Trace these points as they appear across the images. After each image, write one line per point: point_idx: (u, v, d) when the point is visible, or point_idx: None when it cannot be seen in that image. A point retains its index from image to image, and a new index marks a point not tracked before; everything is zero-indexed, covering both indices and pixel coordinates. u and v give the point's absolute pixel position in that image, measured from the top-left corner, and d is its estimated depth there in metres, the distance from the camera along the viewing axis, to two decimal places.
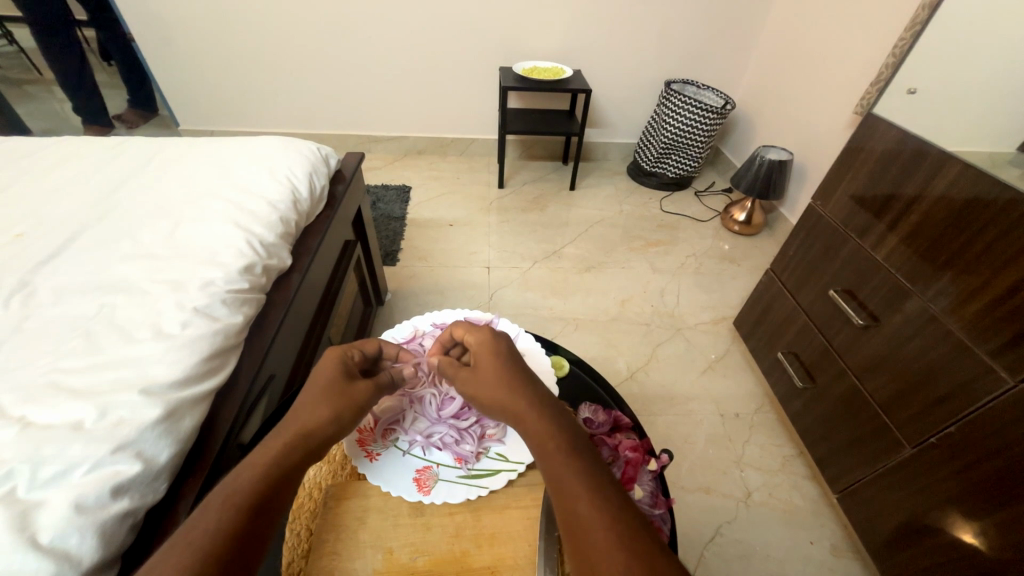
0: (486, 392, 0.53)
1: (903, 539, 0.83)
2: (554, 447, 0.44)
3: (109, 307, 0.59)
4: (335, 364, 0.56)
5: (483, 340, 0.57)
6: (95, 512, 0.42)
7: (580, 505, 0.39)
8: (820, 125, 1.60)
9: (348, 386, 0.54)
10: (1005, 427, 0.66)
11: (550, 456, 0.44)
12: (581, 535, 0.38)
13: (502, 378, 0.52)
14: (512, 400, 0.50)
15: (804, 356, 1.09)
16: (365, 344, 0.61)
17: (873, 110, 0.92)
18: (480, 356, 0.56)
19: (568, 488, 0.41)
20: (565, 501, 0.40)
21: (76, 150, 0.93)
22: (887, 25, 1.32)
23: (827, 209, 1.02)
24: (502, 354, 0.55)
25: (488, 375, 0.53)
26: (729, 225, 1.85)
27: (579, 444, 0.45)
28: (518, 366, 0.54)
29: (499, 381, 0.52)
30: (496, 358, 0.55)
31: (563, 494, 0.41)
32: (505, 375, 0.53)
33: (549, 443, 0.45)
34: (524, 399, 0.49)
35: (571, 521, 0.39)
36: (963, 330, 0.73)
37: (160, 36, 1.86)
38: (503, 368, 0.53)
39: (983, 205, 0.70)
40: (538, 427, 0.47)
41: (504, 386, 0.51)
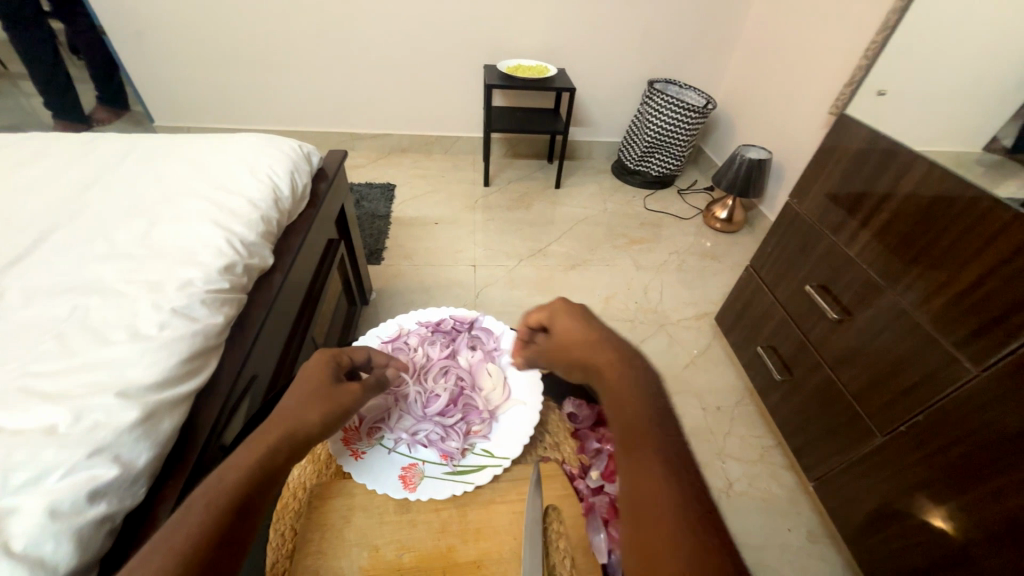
0: (572, 356, 0.53)
1: (876, 524, 0.86)
2: (631, 417, 0.44)
3: (82, 308, 0.57)
4: (323, 365, 0.55)
5: (569, 308, 0.56)
6: (71, 517, 0.41)
7: (647, 480, 0.39)
8: (798, 125, 1.64)
9: (333, 387, 0.54)
10: (970, 415, 0.69)
11: (623, 423, 0.44)
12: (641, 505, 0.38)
13: (590, 344, 0.51)
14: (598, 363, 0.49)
15: (781, 349, 1.12)
16: (353, 351, 0.60)
17: (847, 110, 0.94)
18: (562, 324, 0.55)
19: (639, 458, 0.41)
20: (633, 472, 0.41)
21: (44, 146, 0.90)
22: (861, 28, 1.36)
23: (803, 207, 1.05)
24: (587, 321, 0.54)
25: (576, 345, 0.53)
26: (710, 223, 1.89)
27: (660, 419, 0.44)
28: (608, 332, 0.53)
29: (581, 345, 0.52)
30: (581, 324, 0.54)
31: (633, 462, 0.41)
32: (591, 341, 0.52)
33: (626, 411, 0.45)
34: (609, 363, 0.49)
35: (634, 490, 0.40)
36: (931, 322, 0.76)
37: (133, 29, 1.81)
38: (590, 333, 0.52)
39: (949, 203, 0.74)
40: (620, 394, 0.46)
41: (591, 351, 0.51)
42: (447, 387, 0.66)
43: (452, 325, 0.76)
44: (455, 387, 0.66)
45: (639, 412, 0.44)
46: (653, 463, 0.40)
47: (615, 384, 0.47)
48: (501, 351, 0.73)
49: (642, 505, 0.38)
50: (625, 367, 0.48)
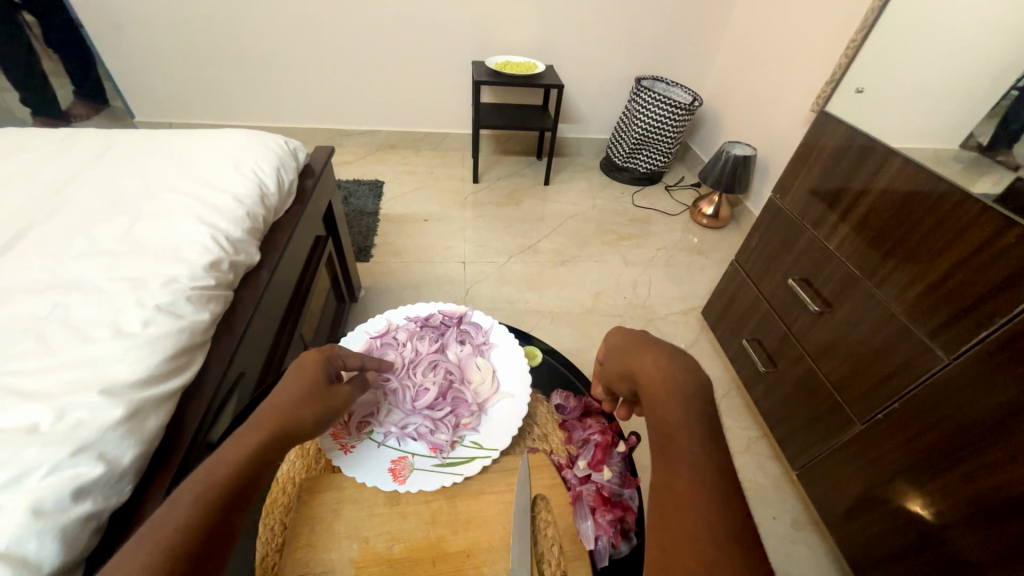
0: (621, 367, 0.54)
1: (857, 509, 0.89)
2: (673, 422, 0.45)
3: (62, 306, 0.56)
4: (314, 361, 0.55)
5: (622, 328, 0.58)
6: (55, 516, 0.41)
7: (682, 482, 0.41)
8: (782, 122, 1.67)
9: (325, 387, 0.54)
10: (944, 400, 0.72)
11: (662, 426, 0.46)
12: (672, 501, 0.40)
13: (642, 355, 0.52)
14: (643, 372, 0.51)
15: (766, 342, 1.15)
16: (348, 352, 0.60)
17: (827, 107, 0.96)
18: (614, 340, 0.58)
19: (675, 460, 0.42)
20: (669, 472, 0.42)
21: (21, 142, 0.88)
22: (841, 27, 1.39)
23: (785, 202, 1.07)
24: (635, 334, 0.56)
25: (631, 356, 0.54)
26: (697, 219, 1.91)
27: (701, 427, 0.45)
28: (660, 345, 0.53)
29: (628, 355, 0.54)
30: (629, 338, 0.56)
31: (669, 462, 0.43)
32: (638, 351, 0.53)
33: (665, 415, 0.46)
34: (655, 373, 0.50)
35: (667, 487, 0.41)
36: (907, 312, 0.78)
37: (112, 23, 1.77)
38: (637, 344, 0.54)
39: (922, 197, 0.76)
40: (663, 402, 0.47)
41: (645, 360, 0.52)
42: (436, 380, 0.66)
43: (440, 320, 0.76)
44: (444, 381, 0.66)
45: (678, 418, 0.45)
46: (690, 466, 0.41)
47: (659, 392, 0.48)
48: (488, 346, 0.74)
49: (675, 503, 0.40)
50: (673, 376, 0.49)
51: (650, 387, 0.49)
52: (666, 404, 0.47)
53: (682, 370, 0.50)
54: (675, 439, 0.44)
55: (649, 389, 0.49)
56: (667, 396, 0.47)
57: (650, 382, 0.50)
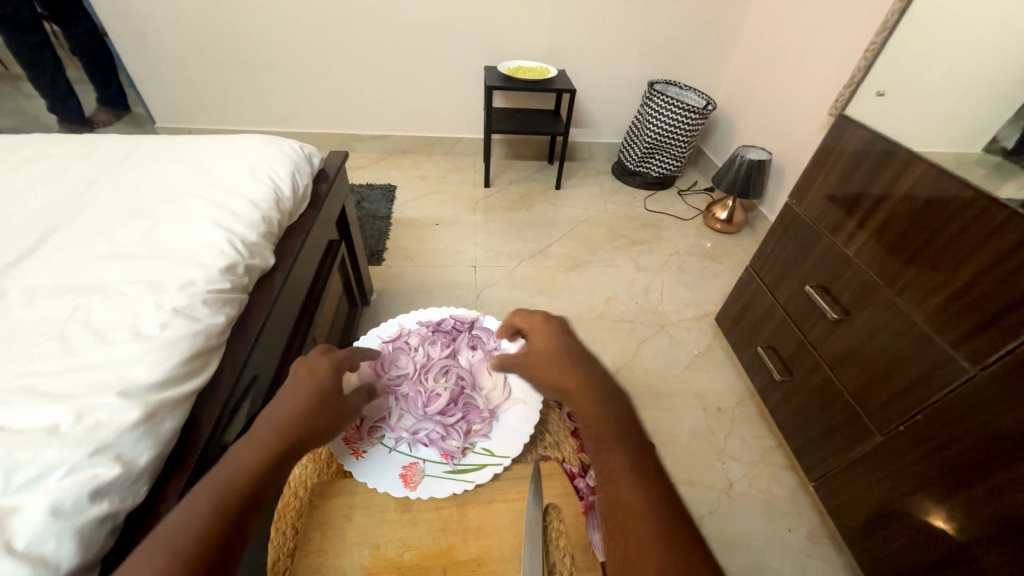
0: (545, 372, 0.57)
1: (876, 524, 0.86)
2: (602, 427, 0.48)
3: (83, 308, 0.57)
4: (326, 371, 0.56)
5: (544, 322, 0.61)
6: (73, 516, 0.41)
7: (620, 485, 0.42)
8: (797, 126, 1.64)
9: (335, 399, 0.55)
10: (969, 412, 0.69)
11: (594, 434, 0.48)
12: (617, 507, 0.41)
13: (553, 357, 0.57)
14: (567, 379, 0.54)
15: (782, 350, 1.12)
16: (351, 353, 0.62)
17: (846, 111, 0.94)
18: (537, 340, 0.60)
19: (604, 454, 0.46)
20: (609, 478, 0.44)
21: (48, 147, 0.90)
22: (859, 29, 1.37)
23: (802, 207, 1.05)
24: (556, 335, 0.59)
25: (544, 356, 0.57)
26: (710, 223, 1.89)
27: (625, 427, 0.48)
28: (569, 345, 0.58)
29: (553, 360, 0.57)
30: (553, 341, 0.59)
31: (606, 468, 0.44)
32: (561, 356, 0.56)
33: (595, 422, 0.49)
34: (578, 379, 0.53)
35: (609, 495, 0.42)
36: (930, 321, 0.76)
37: (135, 32, 1.82)
38: (559, 350, 0.57)
39: (945, 203, 0.74)
40: (590, 408, 0.50)
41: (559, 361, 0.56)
42: (446, 387, 0.66)
43: (452, 325, 0.75)
44: (455, 387, 0.66)
45: (606, 423, 0.48)
46: (625, 466, 0.44)
47: (585, 399, 0.51)
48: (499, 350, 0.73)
49: (620, 508, 0.41)
50: (593, 382, 0.53)
51: (576, 395, 0.52)
52: (589, 404, 0.51)
53: (600, 374, 0.54)
54: (607, 444, 0.46)
55: (575, 398, 0.52)
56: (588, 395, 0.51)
57: (576, 389, 0.52)
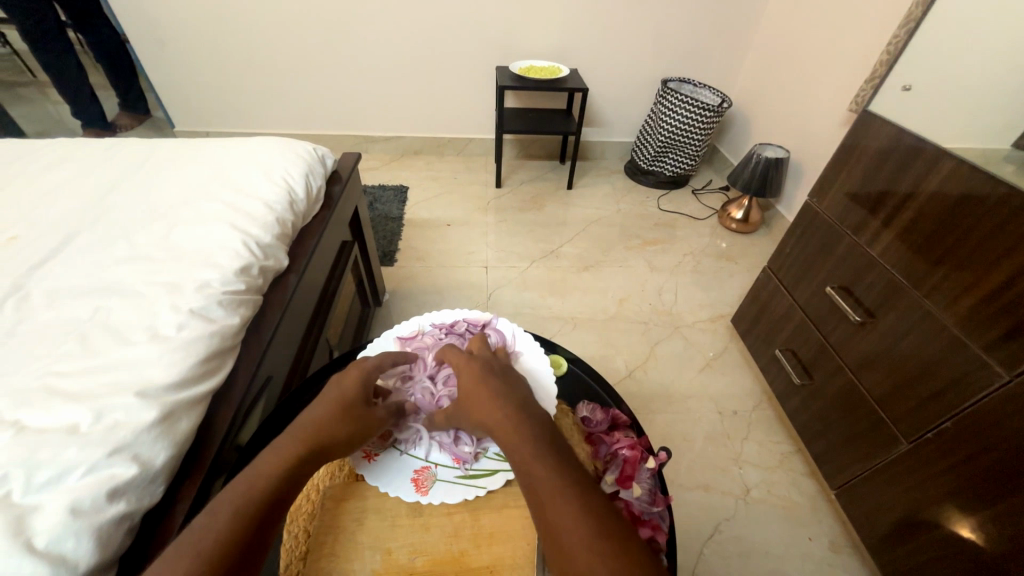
0: (470, 407, 0.55)
1: (900, 534, 0.84)
2: (530, 460, 0.46)
3: (104, 309, 0.58)
4: (358, 382, 0.57)
5: (464, 358, 0.60)
6: (91, 515, 0.42)
7: (559, 518, 0.42)
8: (816, 123, 1.60)
9: (363, 409, 0.55)
10: (1003, 420, 0.66)
11: (524, 469, 0.46)
12: (561, 544, 0.41)
13: (474, 392, 0.55)
14: (490, 412, 0.52)
15: (801, 353, 1.09)
16: (381, 362, 0.61)
17: (869, 107, 0.92)
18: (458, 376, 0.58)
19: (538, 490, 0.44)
20: (544, 510, 0.43)
21: (70, 152, 0.92)
22: (881, 23, 1.33)
23: (823, 206, 1.02)
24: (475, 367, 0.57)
25: (468, 392, 0.55)
26: (726, 223, 1.86)
27: (553, 452, 0.47)
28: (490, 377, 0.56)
29: (475, 393, 0.55)
30: (473, 374, 0.57)
31: (542, 504, 0.43)
32: (482, 388, 0.55)
33: (522, 455, 0.47)
34: (501, 410, 0.51)
35: (551, 532, 0.42)
36: (960, 325, 0.73)
37: (153, 38, 1.86)
38: (479, 381, 0.55)
39: (977, 201, 0.71)
40: (515, 441, 0.48)
41: (484, 395, 0.54)
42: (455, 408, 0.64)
43: (465, 328, 0.75)
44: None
45: (534, 451, 0.47)
46: (560, 497, 0.43)
47: (509, 433, 0.49)
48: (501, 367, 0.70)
49: (559, 535, 0.41)
50: (515, 411, 0.51)
51: (500, 429, 0.50)
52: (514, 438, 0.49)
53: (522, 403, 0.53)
54: (534, 472, 0.45)
55: (500, 431, 0.50)
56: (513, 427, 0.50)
57: (500, 422, 0.51)
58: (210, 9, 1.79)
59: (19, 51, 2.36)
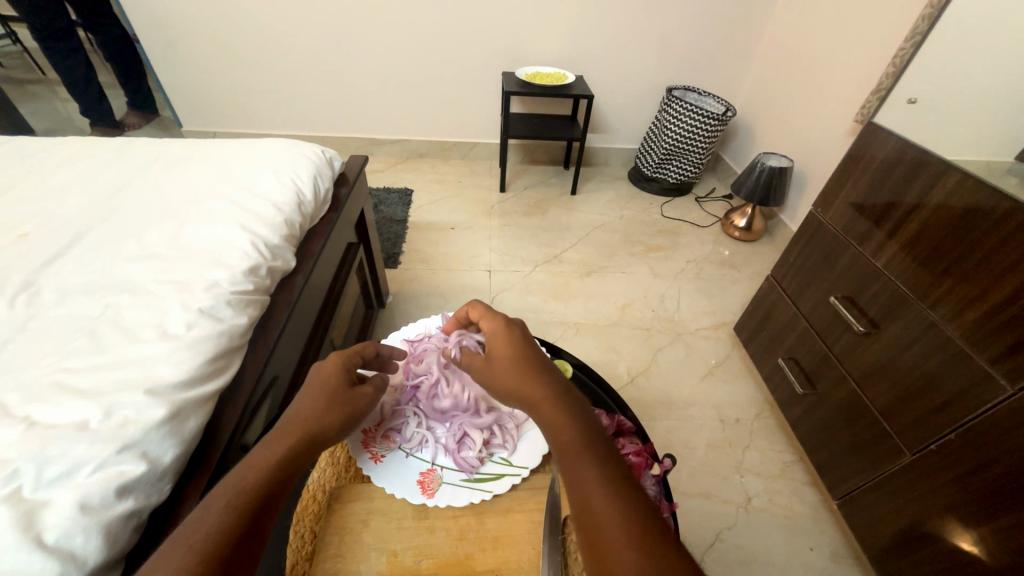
0: (503, 380, 0.54)
1: (902, 546, 0.84)
2: (570, 439, 0.45)
3: (113, 307, 0.59)
4: (338, 365, 0.58)
5: (503, 324, 0.58)
6: (100, 512, 0.42)
7: (593, 496, 0.40)
8: (820, 133, 1.61)
9: (346, 390, 0.56)
10: (1006, 435, 0.66)
11: (564, 449, 0.45)
12: (593, 524, 0.39)
13: (511, 364, 0.54)
14: (529, 388, 0.51)
15: (804, 362, 1.09)
16: (363, 349, 0.63)
17: (874, 118, 0.93)
18: (495, 346, 0.57)
19: (576, 469, 0.43)
20: (579, 488, 0.42)
21: (82, 150, 0.93)
22: (885, 36, 1.34)
23: (827, 216, 1.03)
24: (519, 341, 0.56)
25: (503, 362, 0.54)
26: (728, 231, 1.87)
27: (594, 436, 0.46)
28: (529, 351, 0.55)
29: (515, 367, 0.53)
30: (513, 346, 0.55)
31: (578, 485, 0.42)
32: (524, 364, 0.53)
33: (563, 436, 0.46)
34: (542, 387, 0.50)
35: (585, 513, 0.40)
36: (965, 338, 0.73)
37: (163, 39, 1.88)
38: (521, 356, 0.54)
39: (983, 214, 0.71)
40: (555, 419, 0.47)
41: (522, 370, 0.53)
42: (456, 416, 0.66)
43: None
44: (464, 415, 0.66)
45: (575, 433, 0.46)
46: (598, 481, 0.41)
47: (550, 410, 0.48)
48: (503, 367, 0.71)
49: (592, 517, 0.39)
50: (555, 390, 0.50)
51: (538, 405, 0.49)
52: (553, 415, 0.48)
53: (563, 381, 0.52)
54: (572, 452, 0.44)
55: (540, 409, 0.49)
56: (551, 404, 0.49)
57: (542, 401, 0.49)
58: (220, 11, 1.81)
59: (28, 48, 2.37)
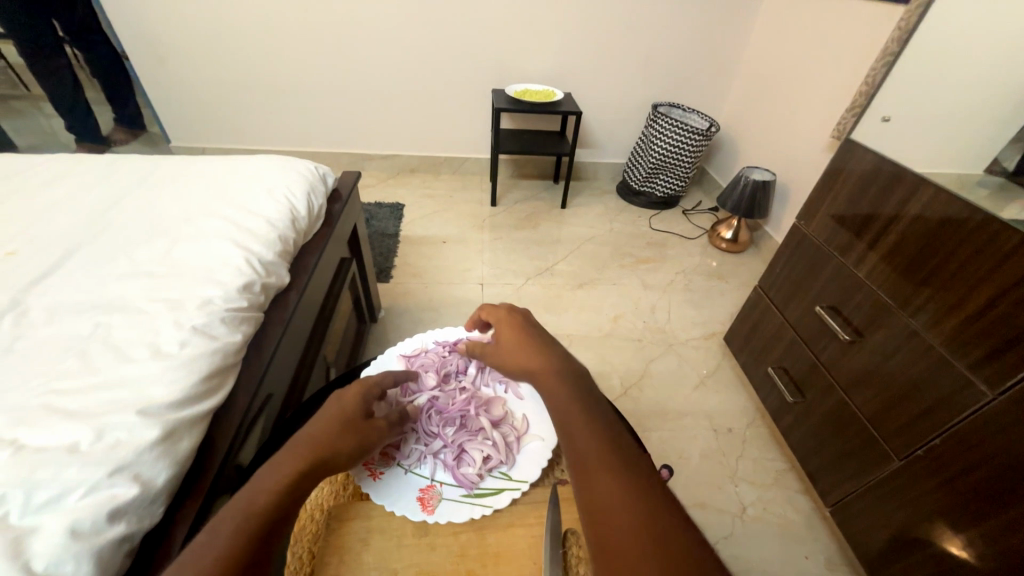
0: (506, 355, 0.61)
1: (895, 552, 0.85)
2: (564, 396, 0.52)
3: (105, 326, 0.58)
4: (358, 395, 0.58)
5: (506, 310, 0.65)
6: (91, 538, 0.41)
7: (583, 439, 0.46)
8: (800, 147, 1.67)
9: (362, 421, 0.57)
10: (987, 438, 0.68)
11: (559, 404, 0.51)
12: (582, 461, 0.45)
13: (513, 341, 0.60)
14: (529, 358, 0.58)
15: (793, 371, 1.12)
16: (381, 380, 0.64)
17: (852, 135, 0.97)
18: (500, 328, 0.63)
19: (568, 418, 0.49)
20: (570, 435, 0.47)
21: (71, 167, 0.92)
22: (859, 56, 1.40)
23: (810, 228, 1.06)
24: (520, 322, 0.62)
25: (507, 339, 0.61)
26: (715, 243, 1.91)
27: (586, 395, 0.52)
28: (529, 329, 0.62)
29: (517, 342, 0.60)
30: (515, 326, 0.62)
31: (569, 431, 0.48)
32: (524, 339, 0.60)
33: (557, 394, 0.52)
34: (539, 355, 0.57)
35: (574, 454, 0.46)
36: (945, 345, 0.75)
37: (155, 57, 1.88)
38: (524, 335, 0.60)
39: (957, 224, 0.74)
40: (552, 381, 0.54)
41: (524, 344, 0.59)
42: (452, 435, 0.65)
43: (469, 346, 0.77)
44: (461, 433, 0.65)
45: (568, 391, 0.52)
46: (588, 427, 0.47)
47: (546, 373, 0.55)
48: (496, 394, 0.71)
49: (582, 457, 0.45)
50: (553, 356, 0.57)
51: (537, 370, 0.56)
52: (549, 378, 0.54)
53: (558, 351, 0.58)
54: (565, 407, 0.51)
55: (539, 373, 0.56)
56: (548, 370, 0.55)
57: (539, 367, 0.56)
58: (211, 29, 1.83)
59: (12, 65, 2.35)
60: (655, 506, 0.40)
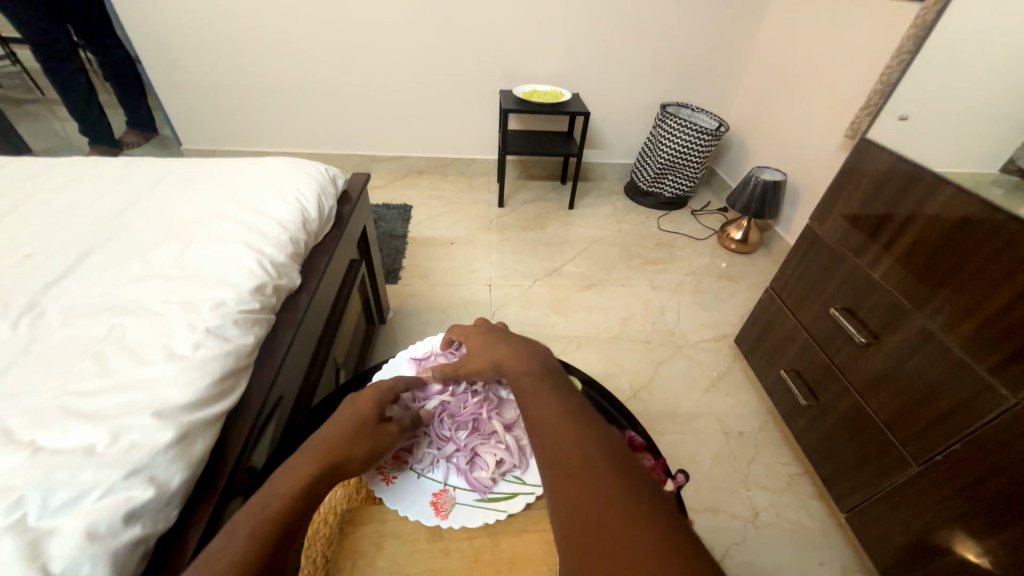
0: (474, 354, 0.65)
1: (912, 559, 0.83)
2: (528, 376, 0.57)
3: (119, 328, 0.59)
4: (372, 399, 0.59)
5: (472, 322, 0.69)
6: (107, 540, 0.41)
7: (545, 410, 0.52)
8: (812, 146, 1.65)
9: (376, 426, 0.57)
10: (1008, 445, 0.67)
11: (523, 383, 0.56)
12: (544, 430, 0.50)
13: (480, 339, 0.65)
14: (493, 349, 0.63)
15: (806, 374, 1.10)
16: (395, 384, 0.64)
17: (867, 134, 0.95)
18: (468, 334, 0.68)
19: (532, 396, 0.54)
20: (534, 408, 0.53)
21: (85, 170, 0.93)
22: (873, 54, 1.38)
23: (824, 229, 1.05)
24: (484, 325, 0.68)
25: (475, 339, 0.66)
26: (725, 244, 1.89)
27: (547, 373, 0.57)
28: (492, 328, 0.67)
29: (484, 338, 0.65)
30: (480, 329, 0.67)
31: (533, 406, 0.53)
32: (490, 334, 0.65)
33: (522, 375, 0.57)
34: (503, 345, 0.62)
35: (538, 425, 0.51)
36: (963, 349, 0.74)
37: (167, 59, 1.90)
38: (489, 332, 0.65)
39: (977, 226, 0.73)
40: (516, 364, 0.59)
41: (491, 338, 0.65)
42: (465, 438, 0.64)
43: None
44: (474, 436, 0.64)
45: (531, 373, 0.57)
46: (549, 400, 0.53)
47: (512, 359, 0.60)
48: (508, 395, 0.69)
49: (545, 426, 0.50)
50: (516, 343, 0.62)
51: (503, 357, 0.61)
52: (513, 362, 0.60)
53: (520, 340, 0.64)
54: (529, 385, 0.56)
55: (504, 361, 0.61)
56: (512, 356, 0.60)
57: (504, 353, 0.61)
58: (222, 32, 1.84)
59: (29, 69, 2.39)
60: (608, 456, 0.46)
